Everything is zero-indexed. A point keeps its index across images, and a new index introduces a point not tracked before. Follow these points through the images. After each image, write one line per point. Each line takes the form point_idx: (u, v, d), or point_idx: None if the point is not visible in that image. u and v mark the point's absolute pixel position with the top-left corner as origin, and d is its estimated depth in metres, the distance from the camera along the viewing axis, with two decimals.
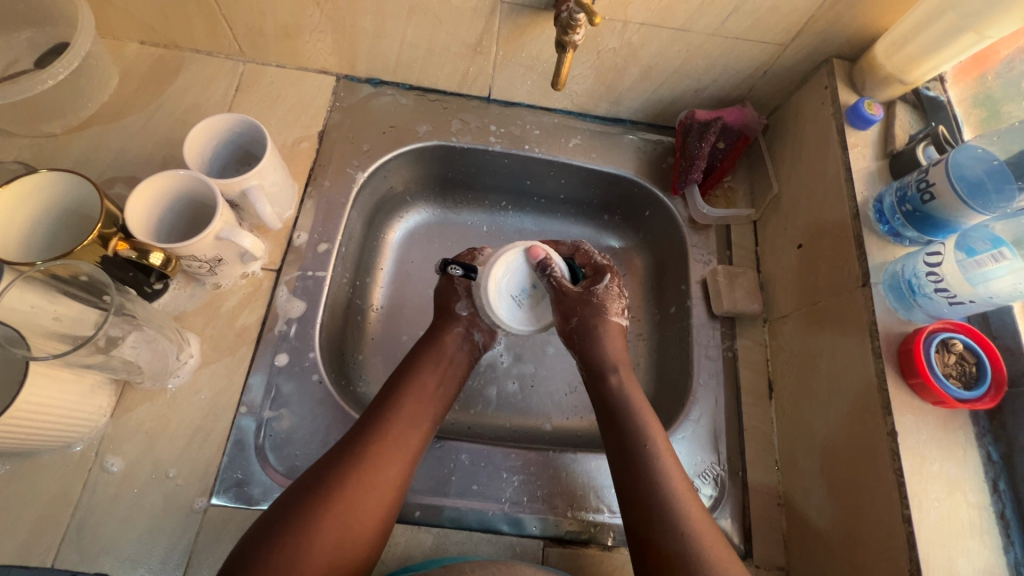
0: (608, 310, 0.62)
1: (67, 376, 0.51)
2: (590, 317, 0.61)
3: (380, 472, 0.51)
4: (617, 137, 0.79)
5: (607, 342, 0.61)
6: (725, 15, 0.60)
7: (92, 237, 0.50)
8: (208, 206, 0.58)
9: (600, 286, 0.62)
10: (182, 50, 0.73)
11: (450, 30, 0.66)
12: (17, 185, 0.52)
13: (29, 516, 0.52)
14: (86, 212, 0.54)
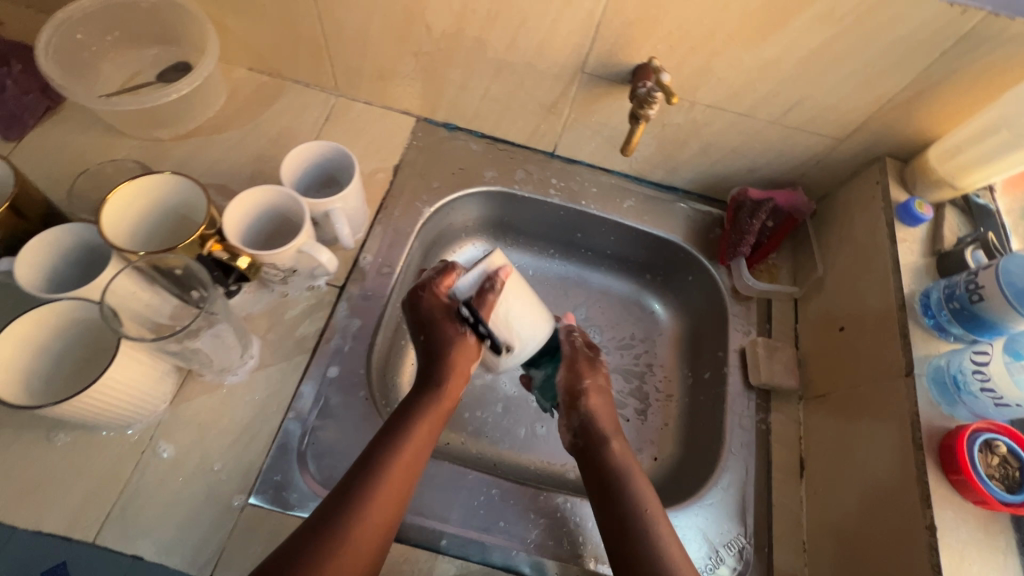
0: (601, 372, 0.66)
1: (145, 361, 0.54)
2: (585, 371, 0.65)
3: (370, 515, 0.50)
4: (668, 203, 0.83)
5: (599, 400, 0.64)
6: (787, 107, 0.65)
7: (195, 236, 0.55)
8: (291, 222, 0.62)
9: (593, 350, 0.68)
10: (284, 79, 0.81)
11: (530, 91, 0.72)
12: (135, 181, 0.57)
13: (81, 490, 0.54)
14: (189, 214, 0.59)
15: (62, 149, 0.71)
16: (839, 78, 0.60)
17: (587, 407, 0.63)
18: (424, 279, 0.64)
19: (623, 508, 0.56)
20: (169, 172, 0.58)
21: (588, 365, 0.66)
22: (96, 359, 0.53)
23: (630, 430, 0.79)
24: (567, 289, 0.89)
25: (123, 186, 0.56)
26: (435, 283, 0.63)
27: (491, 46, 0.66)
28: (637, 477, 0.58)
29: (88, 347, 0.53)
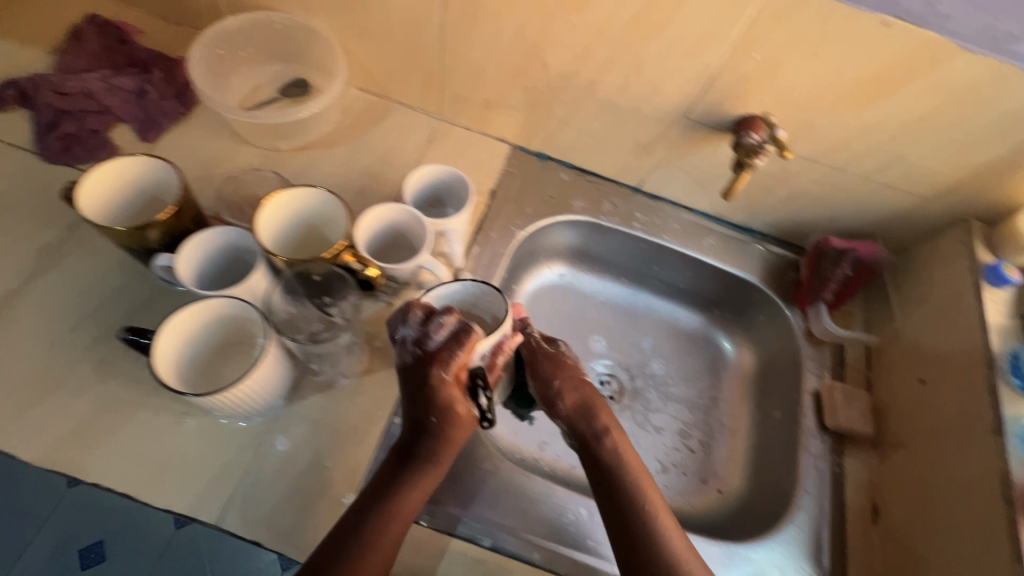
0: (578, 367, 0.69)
1: (277, 360, 0.58)
2: (569, 376, 0.67)
3: (392, 519, 0.54)
4: (745, 244, 0.86)
5: (584, 400, 0.67)
6: (882, 165, 0.68)
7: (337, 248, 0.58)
8: (414, 240, 0.67)
9: (561, 346, 0.70)
10: (391, 101, 0.86)
11: (630, 130, 0.76)
12: (287, 192, 0.61)
13: (206, 475, 0.58)
14: (324, 227, 0.64)
15: (193, 153, 0.76)
16: (938, 143, 0.64)
17: (579, 411, 0.66)
18: (431, 345, 0.56)
19: (626, 506, 0.60)
20: (315, 188, 0.62)
21: (569, 368, 0.68)
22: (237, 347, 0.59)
23: (695, 460, 0.82)
24: (636, 319, 0.93)
25: (275, 196, 0.60)
26: (447, 358, 0.55)
27: (602, 88, 0.71)
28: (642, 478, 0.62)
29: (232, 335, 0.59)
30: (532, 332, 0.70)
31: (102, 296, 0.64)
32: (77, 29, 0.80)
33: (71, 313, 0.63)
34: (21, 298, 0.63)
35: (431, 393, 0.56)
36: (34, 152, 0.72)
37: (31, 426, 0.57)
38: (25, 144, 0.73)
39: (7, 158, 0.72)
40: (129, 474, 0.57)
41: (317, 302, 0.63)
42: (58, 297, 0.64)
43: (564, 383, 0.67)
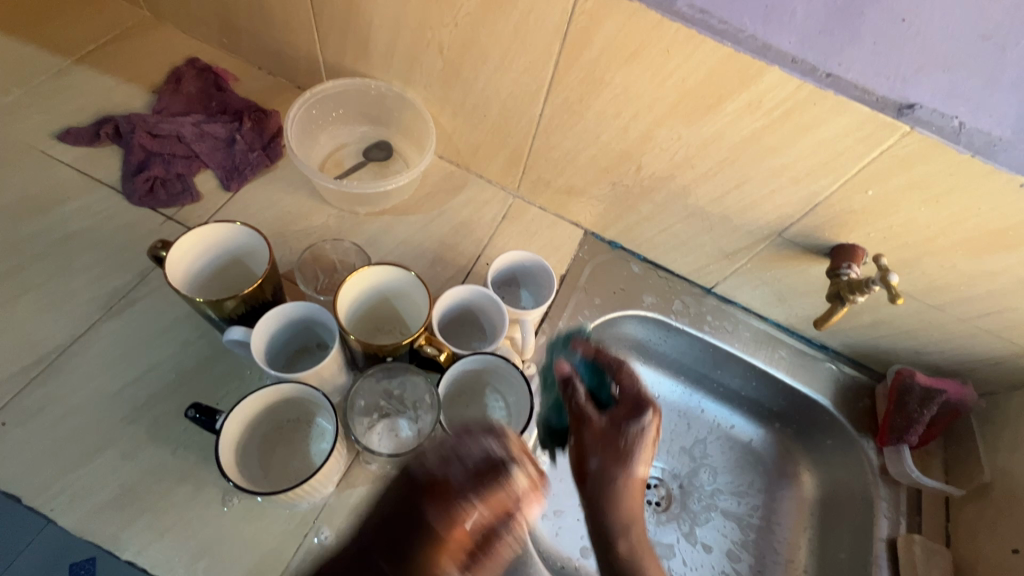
0: (634, 453, 0.56)
1: (335, 452, 0.55)
2: (611, 459, 0.55)
3: None
4: (817, 361, 0.82)
5: (622, 489, 0.55)
6: (984, 311, 0.65)
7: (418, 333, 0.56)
8: (491, 332, 0.65)
9: (633, 426, 0.55)
10: (470, 172, 0.85)
11: (715, 237, 0.74)
12: (367, 267, 0.59)
13: (246, 564, 0.54)
14: (399, 301, 0.63)
15: (272, 207, 0.76)
16: None
17: (609, 493, 0.56)
18: (451, 474, 0.49)
19: None
20: (404, 268, 0.60)
21: (615, 447, 0.56)
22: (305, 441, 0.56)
23: None
24: (690, 421, 0.87)
25: (358, 271, 0.58)
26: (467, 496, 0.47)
27: (695, 195, 0.69)
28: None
29: (295, 417, 0.56)
30: (580, 390, 0.58)
31: (166, 350, 0.63)
32: (177, 72, 0.82)
33: (132, 366, 0.62)
34: (87, 344, 0.62)
35: (420, 534, 0.45)
36: (120, 192, 0.73)
37: (76, 486, 0.55)
38: (112, 181, 0.73)
39: (94, 195, 0.72)
40: (167, 554, 0.53)
41: (385, 387, 0.59)
42: (123, 347, 0.63)
43: (603, 464, 0.56)
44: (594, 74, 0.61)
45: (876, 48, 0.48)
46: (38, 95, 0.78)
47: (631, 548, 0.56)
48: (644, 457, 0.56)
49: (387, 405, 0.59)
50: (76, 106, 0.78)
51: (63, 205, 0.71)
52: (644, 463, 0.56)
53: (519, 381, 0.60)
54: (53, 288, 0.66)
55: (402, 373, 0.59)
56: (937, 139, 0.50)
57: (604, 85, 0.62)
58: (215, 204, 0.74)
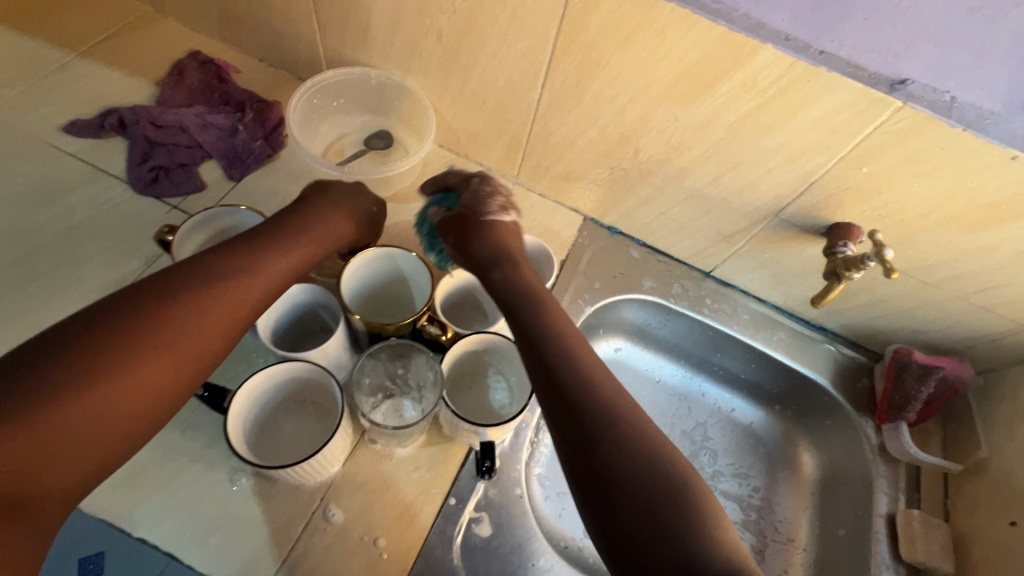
0: (486, 209, 0.62)
1: (343, 430, 0.56)
2: (466, 222, 0.61)
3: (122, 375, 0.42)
4: (815, 343, 0.83)
5: (482, 238, 0.60)
6: (980, 287, 0.66)
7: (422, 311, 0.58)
8: (371, 224, 0.68)
9: (474, 196, 0.64)
10: (470, 160, 0.86)
11: (712, 219, 0.75)
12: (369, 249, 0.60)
13: (255, 540, 0.55)
14: (403, 284, 0.65)
15: (275, 195, 0.77)
16: None
17: (473, 245, 0.60)
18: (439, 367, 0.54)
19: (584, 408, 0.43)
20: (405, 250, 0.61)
21: (464, 213, 0.62)
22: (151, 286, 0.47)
23: None
24: (690, 404, 0.88)
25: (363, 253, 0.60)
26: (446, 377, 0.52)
27: (692, 177, 0.70)
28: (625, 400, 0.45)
29: (300, 397, 0.57)
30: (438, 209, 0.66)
31: None
32: (180, 64, 0.83)
33: None
34: None
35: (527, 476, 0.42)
36: (125, 181, 0.74)
37: None
38: (118, 171, 0.74)
39: (100, 185, 0.73)
40: (178, 532, 0.55)
41: (390, 368, 0.60)
42: None
43: (458, 230, 0.61)
44: (590, 56, 0.62)
45: (867, 24, 0.49)
46: (44, 88, 0.79)
47: (506, 275, 0.56)
48: (491, 208, 0.63)
49: (391, 385, 0.60)
50: (81, 98, 0.79)
51: (70, 195, 0.72)
52: (500, 212, 0.63)
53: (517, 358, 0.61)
54: (63, 276, 0.67)
55: (290, 236, 0.58)
56: (929, 114, 0.51)
57: (600, 67, 0.63)
58: (218, 193, 0.75)
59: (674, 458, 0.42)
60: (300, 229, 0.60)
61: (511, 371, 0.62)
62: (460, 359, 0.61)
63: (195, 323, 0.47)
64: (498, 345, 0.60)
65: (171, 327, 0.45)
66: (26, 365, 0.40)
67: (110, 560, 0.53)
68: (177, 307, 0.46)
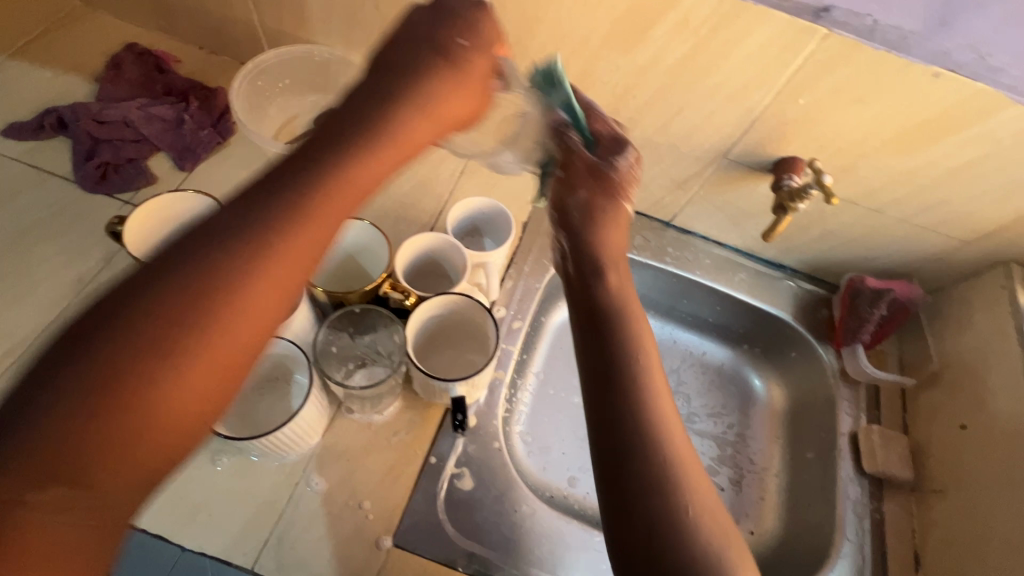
0: (628, 194, 0.54)
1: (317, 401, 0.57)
2: (600, 192, 0.52)
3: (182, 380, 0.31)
4: (776, 280, 0.86)
5: (604, 230, 0.51)
6: (922, 208, 0.68)
7: (380, 279, 0.59)
8: (490, 83, 0.48)
9: (622, 157, 0.54)
10: None
11: (666, 167, 0.76)
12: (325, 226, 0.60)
13: (243, 515, 0.57)
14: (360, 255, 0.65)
15: (229, 182, 0.76)
16: (985, 189, 0.63)
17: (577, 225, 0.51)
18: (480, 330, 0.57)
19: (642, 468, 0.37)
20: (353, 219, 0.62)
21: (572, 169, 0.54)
22: (162, 273, 0.32)
23: (726, 499, 0.79)
24: (663, 351, 0.91)
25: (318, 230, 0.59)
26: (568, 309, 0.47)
27: (641, 126, 0.71)
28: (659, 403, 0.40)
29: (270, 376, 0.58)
30: (572, 135, 0.54)
31: None
32: (116, 57, 0.81)
33: None
34: (58, 331, 0.63)
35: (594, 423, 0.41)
36: (73, 181, 0.73)
37: None
38: (64, 172, 0.73)
39: (47, 187, 0.72)
40: (163, 516, 0.56)
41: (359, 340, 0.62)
42: None
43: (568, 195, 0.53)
44: (528, 12, 0.62)
45: None
46: None
47: (620, 280, 0.47)
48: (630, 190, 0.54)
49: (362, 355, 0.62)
50: (18, 100, 0.77)
51: (17, 199, 0.71)
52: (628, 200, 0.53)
53: (480, 317, 0.63)
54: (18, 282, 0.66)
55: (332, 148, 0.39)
56: (854, 39, 0.53)
57: (539, 22, 0.63)
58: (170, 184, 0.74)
59: (710, 501, 0.38)
60: (368, 141, 0.40)
61: (474, 328, 0.64)
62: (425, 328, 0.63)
63: (222, 313, 0.33)
64: (461, 306, 0.62)
65: (185, 322, 0.32)
66: (47, 375, 0.29)
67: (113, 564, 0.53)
68: (194, 280, 0.32)
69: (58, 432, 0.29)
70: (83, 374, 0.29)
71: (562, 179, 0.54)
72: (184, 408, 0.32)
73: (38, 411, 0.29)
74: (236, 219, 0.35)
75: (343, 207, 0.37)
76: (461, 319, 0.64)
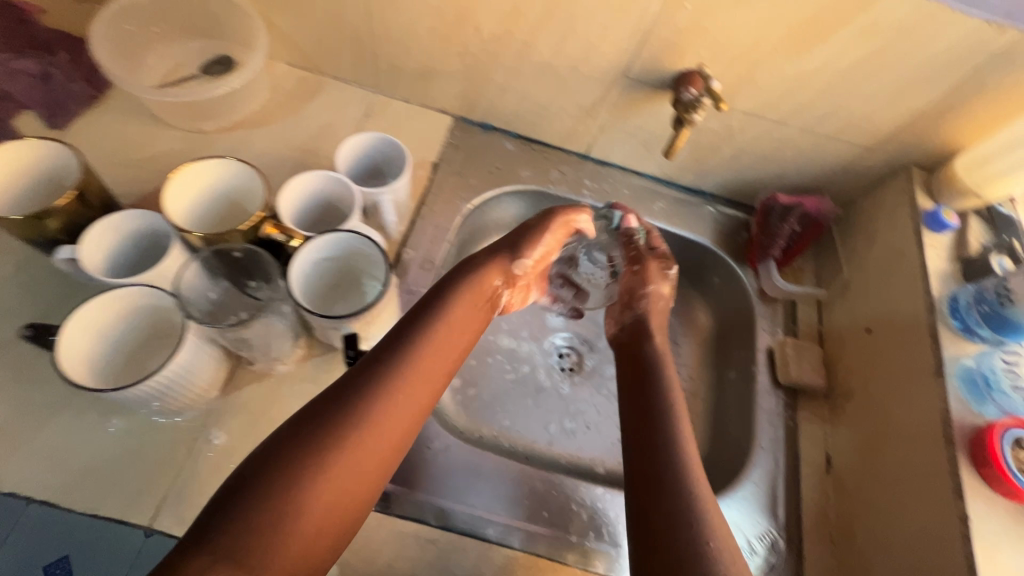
0: (653, 279, 0.70)
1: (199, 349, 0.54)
2: (642, 277, 0.71)
3: (349, 464, 0.42)
4: (696, 207, 0.85)
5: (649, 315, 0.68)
6: (821, 116, 0.68)
7: (255, 218, 0.56)
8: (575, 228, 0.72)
9: (653, 240, 0.74)
10: (325, 76, 0.82)
11: (570, 93, 0.74)
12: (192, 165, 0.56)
13: (138, 473, 0.55)
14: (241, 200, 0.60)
15: (110, 139, 0.72)
16: (876, 89, 0.63)
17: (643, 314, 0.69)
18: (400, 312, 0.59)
19: (670, 483, 0.47)
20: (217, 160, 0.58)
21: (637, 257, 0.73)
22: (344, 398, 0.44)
23: None
24: None
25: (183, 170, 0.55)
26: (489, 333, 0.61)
27: (538, 48, 0.68)
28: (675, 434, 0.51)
29: (150, 332, 0.54)
30: (639, 239, 0.74)
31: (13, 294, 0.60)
32: None
33: None
34: None
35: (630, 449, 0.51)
36: None
37: None
38: None
39: None
40: (46, 483, 0.53)
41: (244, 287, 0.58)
42: None
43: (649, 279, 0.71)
44: None
45: None
46: None
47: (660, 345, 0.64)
48: (659, 280, 0.71)
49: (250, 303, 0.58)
50: None
51: None
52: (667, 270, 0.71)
53: (371, 254, 0.60)
54: None
55: (458, 299, 0.56)
56: None
57: None
58: None
59: (701, 484, 0.47)
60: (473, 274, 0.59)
61: (366, 266, 0.61)
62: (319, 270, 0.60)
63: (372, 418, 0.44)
64: (352, 243, 0.59)
65: (330, 431, 0.42)
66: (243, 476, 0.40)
67: (78, 559, 0.49)
68: (333, 405, 0.44)
69: (265, 517, 0.38)
70: (263, 464, 0.40)
71: (631, 272, 0.72)
72: (342, 497, 0.41)
73: (227, 514, 0.37)
74: (382, 362, 0.47)
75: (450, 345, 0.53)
76: (353, 257, 0.61)
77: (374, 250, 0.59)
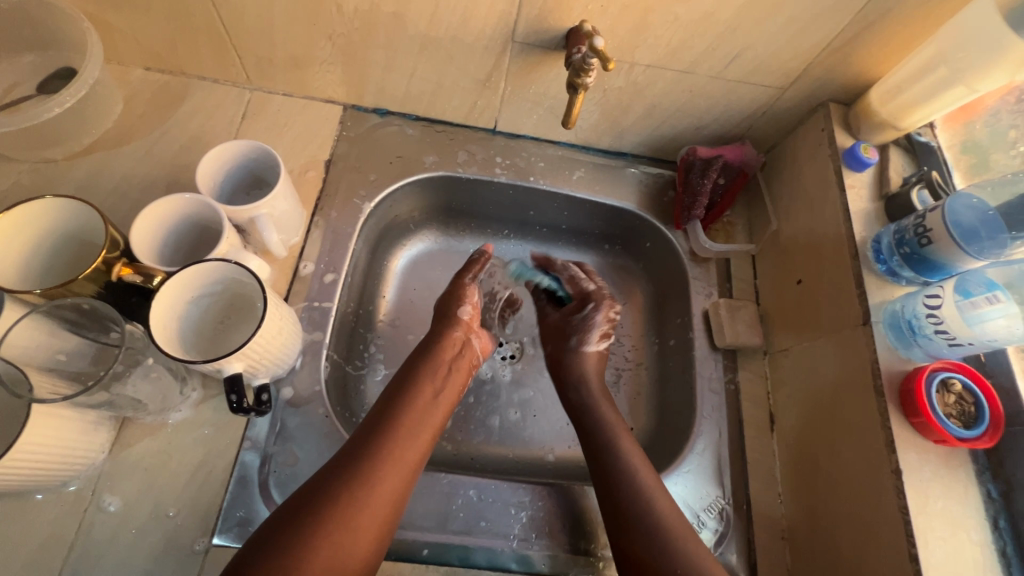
0: (590, 338, 0.71)
1: (52, 417, 0.48)
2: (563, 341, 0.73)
3: (371, 495, 0.49)
4: (618, 170, 0.80)
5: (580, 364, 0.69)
6: (728, 60, 0.63)
7: (96, 263, 0.49)
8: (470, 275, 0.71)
9: (581, 315, 0.72)
10: (187, 77, 0.73)
11: (460, 67, 0.67)
12: (9, 214, 0.50)
13: (24, 556, 0.50)
14: (79, 237, 0.53)
15: None
16: (779, 25, 0.58)
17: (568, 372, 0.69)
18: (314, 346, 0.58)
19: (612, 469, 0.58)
20: (38, 197, 0.51)
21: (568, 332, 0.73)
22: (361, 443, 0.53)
23: None
24: None
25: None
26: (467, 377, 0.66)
27: (412, 21, 0.61)
28: (645, 477, 0.57)
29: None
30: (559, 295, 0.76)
31: None
32: None
33: None
34: None
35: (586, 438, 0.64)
36: None
37: None
38: None
39: None
40: None
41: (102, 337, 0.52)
42: None
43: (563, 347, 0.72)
44: None
45: None
46: None
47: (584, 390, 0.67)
48: (596, 336, 0.71)
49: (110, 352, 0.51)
50: None
51: None
52: (598, 342, 0.71)
53: (246, 279, 0.54)
54: None
55: (429, 368, 0.62)
56: None
57: None
58: None
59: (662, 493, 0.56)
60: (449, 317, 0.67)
61: (254, 292, 0.55)
62: (202, 307, 0.54)
63: (387, 458, 0.52)
64: (222, 273, 0.53)
65: (350, 476, 0.50)
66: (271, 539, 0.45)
67: None
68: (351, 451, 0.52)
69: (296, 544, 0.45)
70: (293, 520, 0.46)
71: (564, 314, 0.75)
72: (363, 534, 0.48)
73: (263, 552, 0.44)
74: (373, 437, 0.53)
75: (433, 411, 0.59)
76: (235, 284, 0.54)
77: (248, 276, 0.53)
